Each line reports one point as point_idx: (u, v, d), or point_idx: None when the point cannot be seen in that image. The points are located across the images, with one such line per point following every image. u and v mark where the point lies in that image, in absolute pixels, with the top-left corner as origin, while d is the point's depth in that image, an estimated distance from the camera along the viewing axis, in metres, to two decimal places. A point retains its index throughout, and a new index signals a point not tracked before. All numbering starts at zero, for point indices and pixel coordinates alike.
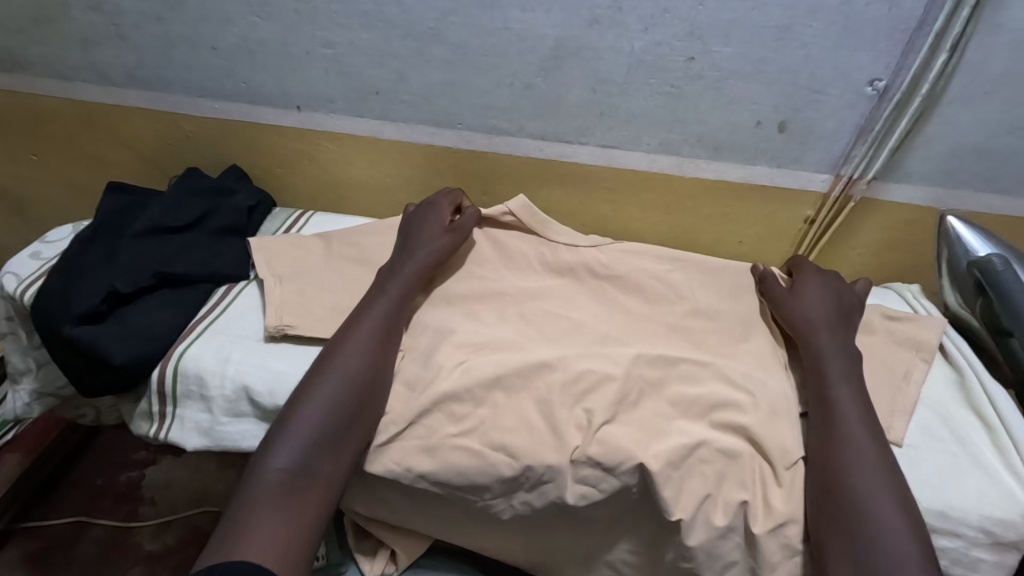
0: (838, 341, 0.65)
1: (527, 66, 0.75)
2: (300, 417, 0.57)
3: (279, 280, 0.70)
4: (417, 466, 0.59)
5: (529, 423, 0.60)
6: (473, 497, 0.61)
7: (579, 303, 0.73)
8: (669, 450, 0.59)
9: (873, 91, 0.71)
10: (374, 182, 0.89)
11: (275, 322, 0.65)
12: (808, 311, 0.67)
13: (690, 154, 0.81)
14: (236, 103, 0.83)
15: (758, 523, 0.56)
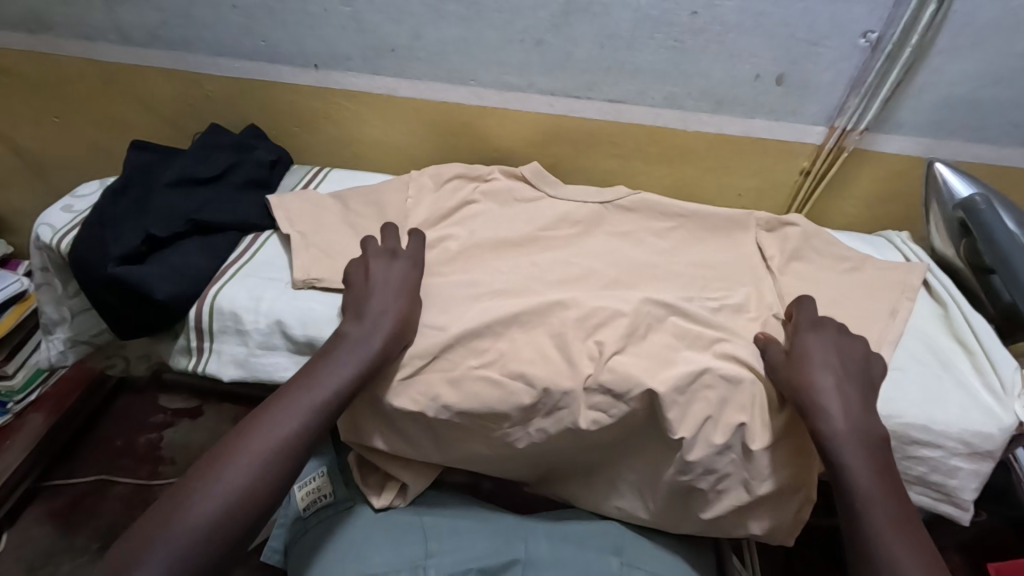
0: (840, 387, 0.59)
1: (538, 21, 0.78)
2: (210, 485, 0.52)
3: (302, 236, 0.72)
4: (441, 394, 0.61)
5: (545, 354, 0.62)
6: (491, 426, 0.61)
7: (590, 248, 0.75)
8: (676, 376, 0.60)
9: (866, 43, 0.74)
10: (388, 139, 0.93)
11: (303, 276, 0.69)
12: (818, 363, 0.60)
13: (692, 107, 0.83)
14: (257, 63, 0.87)
15: (755, 440, 0.60)
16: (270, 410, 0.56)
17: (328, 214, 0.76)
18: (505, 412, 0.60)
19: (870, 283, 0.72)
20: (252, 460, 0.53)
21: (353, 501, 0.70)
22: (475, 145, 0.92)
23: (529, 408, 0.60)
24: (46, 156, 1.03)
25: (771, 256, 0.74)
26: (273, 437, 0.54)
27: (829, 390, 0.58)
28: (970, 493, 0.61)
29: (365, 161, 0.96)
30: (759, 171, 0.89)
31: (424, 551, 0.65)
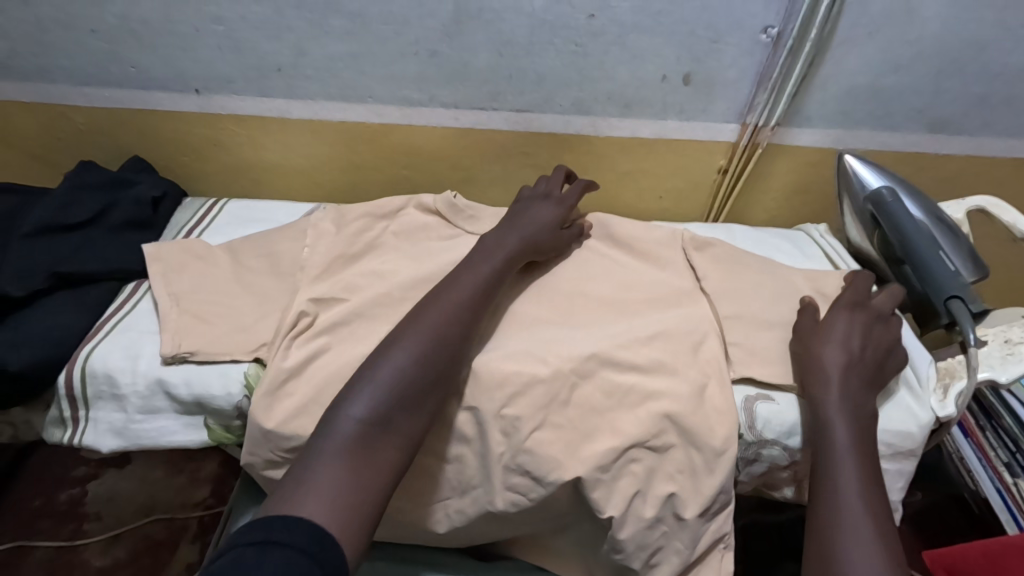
0: (865, 373, 0.58)
1: (430, 32, 0.73)
2: (359, 389, 0.49)
3: (175, 301, 0.65)
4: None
5: (455, 429, 0.59)
6: (407, 506, 0.60)
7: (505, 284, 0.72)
8: (598, 454, 0.57)
9: (767, 38, 0.72)
10: (289, 164, 0.87)
11: (172, 348, 0.61)
12: (827, 351, 0.59)
13: (602, 112, 0.81)
14: (130, 90, 0.80)
15: (688, 508, 0.57)
16: (403, 328, 0.54)
17: (213, 270, 0.69)
18: (419, 487, 0.60)
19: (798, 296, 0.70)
20: (392, 367, 0.50)
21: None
22: (384, 164, 0.87)
23: (444, 485, 0.59)
24: None
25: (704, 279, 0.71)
26: (417, 346, 0.52)
27: (835, 366, 0.58)
28: (898, 493, 0.61)
29: (270, 188, 0.90)
30: (678, 172, 0.87)
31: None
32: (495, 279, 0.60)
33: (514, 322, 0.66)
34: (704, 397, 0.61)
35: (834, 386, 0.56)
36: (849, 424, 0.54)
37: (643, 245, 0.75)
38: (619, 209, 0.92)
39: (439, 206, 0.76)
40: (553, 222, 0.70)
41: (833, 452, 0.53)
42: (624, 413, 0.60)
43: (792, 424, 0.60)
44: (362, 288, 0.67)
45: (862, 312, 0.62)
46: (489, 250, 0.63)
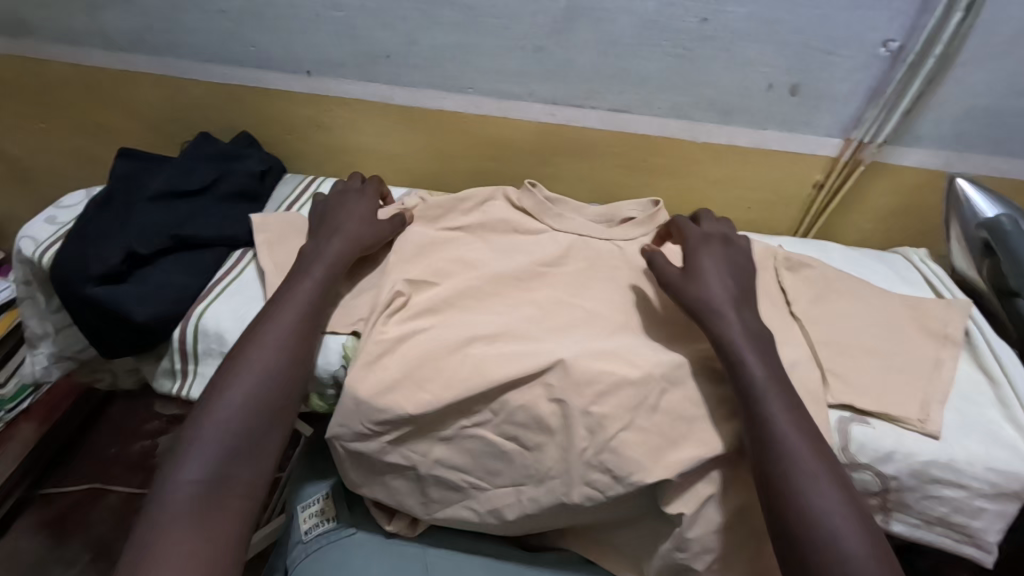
0: (741, 303, 0.62)
1: (538, 28, 0.74)
2: (196, 442, 0.53)
3: (279, 273, 0.69)
4: (434, 451, 0.62)
5: (539, 420, 0.59)
6: (483, 485, 0.62)
7: (592, 283, 0.72)
8: (683, 461, 0.57)
9: (886, 52, 0.70)
10: (383, 148, 0.90)
11: None
12: (712, 289, 0.62)
13: (700, 117, 0.80)
14: (245, 68, 0.84)
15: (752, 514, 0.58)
16: (230, 370, 0.57)
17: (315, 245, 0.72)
18: (497, 469, 0.61)
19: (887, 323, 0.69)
20: (229, 405, 0.55)
21: (355, 528, 0.70)
22: (475, 155, 0.88)
23: (520, 474, 0.60)
24: (32, 161, 1.01)
25: (794, 300, 0.68)
26: (241, 391, 0.55)
27: (723, 299, 0.62)
28: (994, 534, 0.57)
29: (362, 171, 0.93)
30: (771, 184, 0.85)
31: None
32: (320, 293, 0.64)
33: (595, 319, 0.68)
34: (798, 417, 0.57)
35: (729, 316, 0.60)
36: (784, 390, 0.56)
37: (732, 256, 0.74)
38: (704, 217, 0.91)
39: (523, 203, 0.78)
40: (365, 215, 0.72)
41: (767, 409, 0.54)
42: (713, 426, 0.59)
43: (886, 448, 0.58)
44: (453, 275, 0.71)
45: (718, 247, 0.68)
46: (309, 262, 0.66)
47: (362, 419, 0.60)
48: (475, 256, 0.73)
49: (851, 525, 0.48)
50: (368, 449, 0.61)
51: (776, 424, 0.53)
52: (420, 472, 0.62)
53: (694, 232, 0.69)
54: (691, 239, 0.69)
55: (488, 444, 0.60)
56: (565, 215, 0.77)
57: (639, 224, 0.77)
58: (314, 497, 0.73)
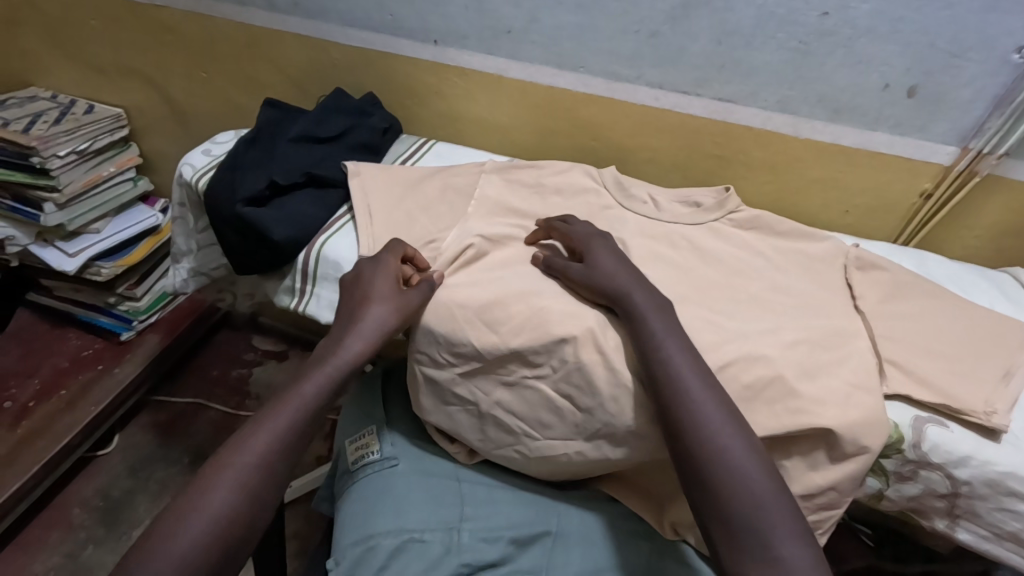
0: (642, 280, 0.68)
1: (656, 13, 0.78)
2: (213, 482, 0.55)
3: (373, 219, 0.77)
4: (497, 393, 0.67)
5: (599, 381, 0.62)
6: (534, 433, 0.66)
7: (672, 264, 0.75)
8: None
9: (1019, 59, 0.68)
10: (491, 119, 0.96)
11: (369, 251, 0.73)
12: (605, 264, 0.69)
13: (807, 113, 0.80)
14: (383, 35, 0.94)
15: (796, 484, 0.59)
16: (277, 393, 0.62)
17: (416, 195, 0.81)
18: (550, 422, 0.65)
19: (983, 335, 0.67)
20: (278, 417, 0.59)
21: (397, 460, 0.75)
22: (577, 133, 0.93)
23: (573, 422, 0.64)
24: (191, 106, 1.17)
25: (861, 297, 0.71)
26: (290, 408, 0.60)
27: (624, 278, 0.67)
28: None
29: (470, 139, 1.00)
30: (873, 189, 0.84)
31: (459, 514, 0.69)
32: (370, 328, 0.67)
33: (672, 291, 0.71)
34: (852, 401, 0.59)
35: (635, 297, 0.65)
36: (666, 327, 0.62)
37: (812, 255, 0.76)
38: (796, 217, 0.90)
39: (603, 178, 0.86)
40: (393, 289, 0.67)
41: (687, 399, 0.57)
42: (765, 411, 0.59)
43: (962, 453, 0.57)
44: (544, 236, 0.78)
45: (609, 243, 0.73)
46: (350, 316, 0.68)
47: (440, 348, 0.67)
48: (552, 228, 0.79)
49: (758, 475, 0.54)
50: (441, 378, 0.68)
51: (703, 410, 0.56)
52: (482, 409, 0.68)
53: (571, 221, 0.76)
54: (576, 233, 0.74)
55: (546, 398, 0.64)
56: (639, 200, 0.83)
57: (708, 209, 0.81)
58: (361, 434, 0.79)
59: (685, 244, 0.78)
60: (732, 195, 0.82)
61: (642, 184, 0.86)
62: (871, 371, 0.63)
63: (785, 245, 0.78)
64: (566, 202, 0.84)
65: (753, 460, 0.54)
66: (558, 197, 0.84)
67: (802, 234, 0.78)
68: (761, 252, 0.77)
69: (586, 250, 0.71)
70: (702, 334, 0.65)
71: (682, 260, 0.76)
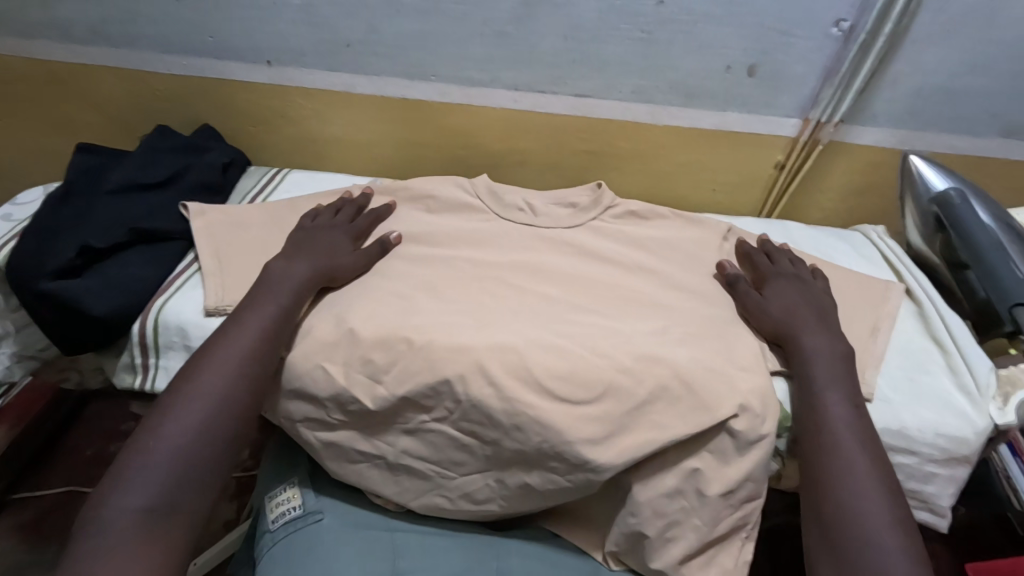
0: (820, 323, 0.65)
1: (499, 13, 0.74)
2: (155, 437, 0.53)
3: (222, 268, 0.69)
4: (401, 441, 0.62)
5: (493, 416, 0.58)
6: (449, 474, 0.62)
7: (556, 275, 0.73)
8: (638, 446, 0.57)
9: (838, 32, 0.72)
10: (349, 137, 0.89)
11: (216, 301, 0.66)
12: (788, 312, 0.66)
13: (662, 101, 0.81)
14: (208, 59, 0.83)
15: (711, 486, 0.58)
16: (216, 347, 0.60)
17: (273, 235, 0.73)
18: (461, 460, 0.61)
19: (848, 295, 0.71)
20: (219, 373, 0.57)
21: (323, 513, 0.67)
22: (443, 143, 0.88)
23: (486, 458, 0.60)
24: None
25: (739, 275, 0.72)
26: (228, 361, 0.58)
27: (801, 321, 0.65)
28: (948, 499, 0.60)
29: (330, 161, 0.93)
30: (734, 165, 0.86)
31: (390, 568, 0.62)
32: (285, 316, 0.63)
33: (560, 302, 0.69)
34: (734, 383, 0.61)
35: (806, 337, 0.63)
36: (830, 375, 0.60)
37: (689, 241, 0.77)
38: (671, 200, 0.91)
39: (476, 188, 0.81)
40: (348, 246, 0.72)
41: (836, 451, 0.55)
42: (670, 412, 0.59)
43: None
44: (422, 262, 0.73)
45: (800, 286, 0.69)
46: (249, 320, 0.62)
47: (329, 409, 0.62)
48: (424, 254, 0.74)
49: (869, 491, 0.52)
50: (339, 439, 0.63)
51: (844, 459, 0.54)
52: (389, 460, 0.63)
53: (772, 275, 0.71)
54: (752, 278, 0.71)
55: (448, 437, 0.61)
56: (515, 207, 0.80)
57: (586, 208, 0.80)
58: (283, 486, 0.71)
59: (568, 248, 0.76)
60: (606, 190, 0.81)
61: (516, 190, 0.82)
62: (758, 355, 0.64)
63: (664, 235, 0.78)
64: (440, 219, 0.79)
65: (892, 531, 0.50)
66: (431, 215, 0.79)
67: (677, 223, 0.79)
68: (642, 243, 0.77)
69: (764, 286, 0.70)
70: (593, 341, 0.64)
71: (566, 265, 0.75)
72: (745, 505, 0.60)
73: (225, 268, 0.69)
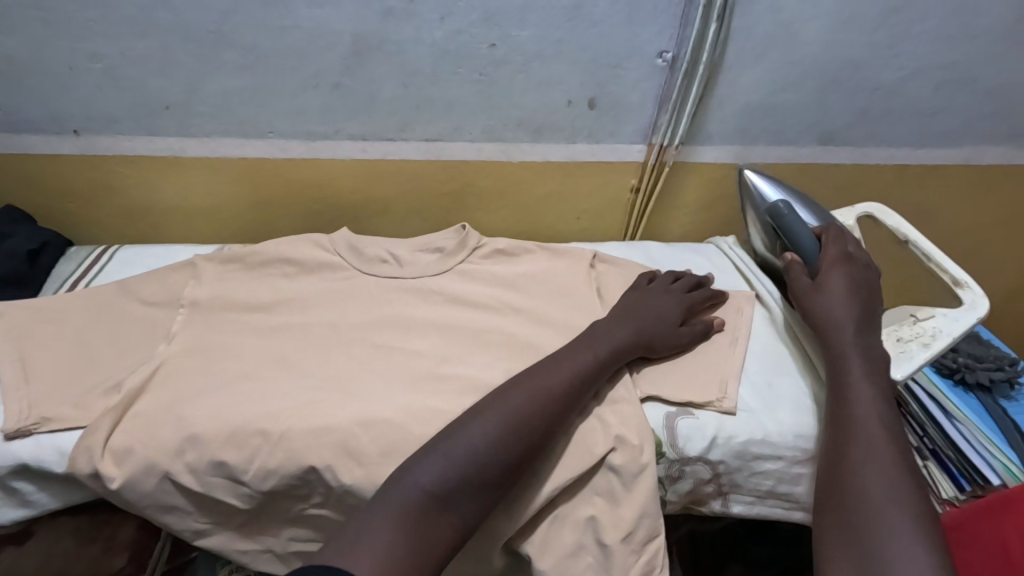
0: (869, 305, 0.63)
1: (329, 64, 0.71)
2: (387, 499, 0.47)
3: (28, 377, 0.60)
4: (287, 530, 0.61)
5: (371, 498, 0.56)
6: None
7: (425, 331, 0.70)
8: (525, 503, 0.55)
9: (663, 62, 0.76)
10: (187, 204, 0.82)
11: (19, 421, 0.57)
12: (833, 278, 0.64)
13: (512, 138, 0.81)
14: (1, 135, 0.73)
15: (609, 533, 0.55)
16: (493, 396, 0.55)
17: (94, 328, 0.65)
18: None
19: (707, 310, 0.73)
20: (479, 428, 0.51)
21: None
22: (295, 199, 0.83)
23: None
24: None
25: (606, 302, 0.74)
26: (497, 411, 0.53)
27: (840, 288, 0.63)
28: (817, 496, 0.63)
29: (172, 231, 0.85)
30: (593, 193, 0.89)
31: None
32: (592, 372, 0.59)
33: (431, 359, 0.67)
34: (605, 420, 0.60)
35: (834, 301, 0.62)
36: (869, 354, 0.59)
37: (557, 274, 0.77)
38: (540, 232, 0.92)
39: (336, 246, 0.76)
40: (674, 318, 0.68)
41: (858, 424, 0.54)
42: (550, 460, 0.57)
43: (709, 435, 0.62)
44: (279, 334, 0.68)
45: (857, 264, 0.65)
46: (559, 364, 0.59)
47: (194, 513, 0.58)
48: (280, 326, 0.68)
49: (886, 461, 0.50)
50: (213, 544, 0.59)
51: (864, 431, 0.53)
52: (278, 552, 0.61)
53: (835, 236, 0.68)
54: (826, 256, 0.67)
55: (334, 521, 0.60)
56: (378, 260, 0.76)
57: (452, 251, 0.78)
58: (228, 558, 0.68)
59: (437, 298, 0.74)
60: (470, 232, 0.80)
61: (378, 241, 0.79)
62: (628, 385, 0.64)
63: (532, 272, 0.77)
64: (298, 284, 0.74)
65: (900, 505, 0.47)
66: (287, 280, 0.74)
67: (544, 258, 0.79)
68: (512, 283, 0.76)
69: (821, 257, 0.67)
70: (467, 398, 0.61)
71: (436, 315, 0.72)
72: (649, 546, 0.56)
73: (36, 377, 0.60)
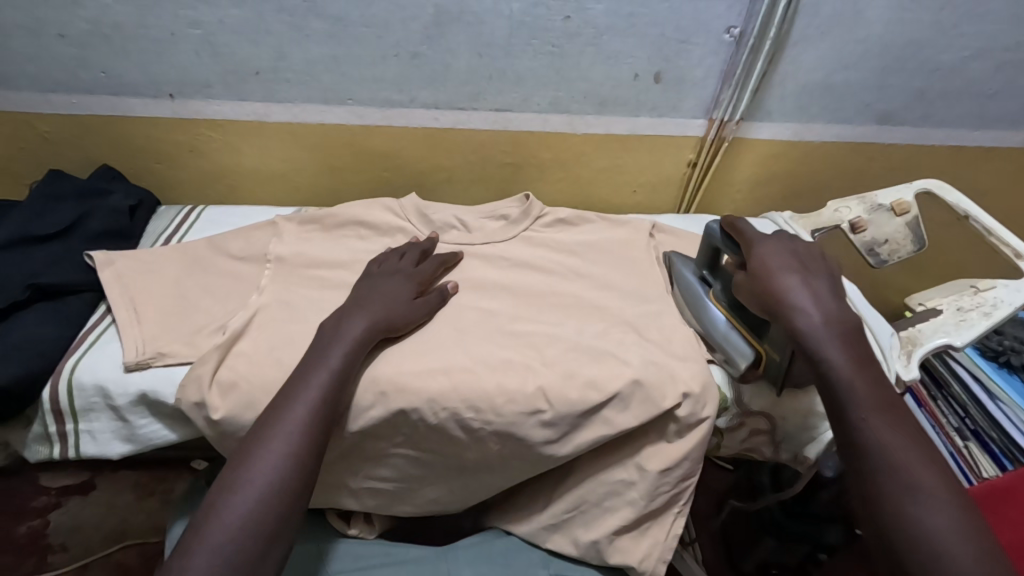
0: (814, 277, 0.58)
1: (411, 34, 0.74)
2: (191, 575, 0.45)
3: (139, 318, 0.65)
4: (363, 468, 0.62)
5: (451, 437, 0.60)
6: (415, 490, 0.64)
7: (495, 292, 0.73)
8: (593, 437, 0.60)
9: (730, 37, 0.78)
10: (266, 168, 0.86)
11: (136, 356, 0.62)
12: (773, 259, 0.59)
13: (578, 111, 0.84)
14: (101, 96, 0.78)
15: (653, 462, 0.61)
16: (249, 441, 0.52)
17: (193, 277, 0.70)
18: (423, 478, 0.63)
19: None
20: (259, 480, 0.49)
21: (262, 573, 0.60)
22: (366, 166, 0.87)
23: (448, 471, 0.63)
24: None
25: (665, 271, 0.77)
26: (273, 452, 0.51)
27: (788, 273, 0.58)
28: None
29: (249, 193, 0.89)
30: (650, 167, 0.91)
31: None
32: (342, 380, 0.56)
33: (503, 316, 0.70)
34: (674, 374, 0.63)
35: (793, 283, 0.57)
36: (839, 329, 0.54)
37: (618, 241, 0.80)
38: (595, 203, 0.95)
39: (405, 209, 0.80)
40: (408, 293, 0.67)
41: (854, 421, 0.49)
42: (620, 409, 0.61)
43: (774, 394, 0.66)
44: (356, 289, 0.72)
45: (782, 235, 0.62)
46: (290, 395, 0.54)
47: None
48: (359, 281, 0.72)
49: (900, 457, 0.47)
50: None
51: (867, 428, 0.49)
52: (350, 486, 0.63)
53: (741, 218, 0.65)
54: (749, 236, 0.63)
55: (410, 460, 0.62)
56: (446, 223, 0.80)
57: (517, 220, 0.81)
58: None
59: (504, 262, 0.77)
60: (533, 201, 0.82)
61: (446, 208, 0.82)
62: (694, 344, 0.67)
63: (593, 239, 0.80)
64: (372, 245, 0.77)
65: (935, 507, 0.45)
66: (361, 241, 0.78)
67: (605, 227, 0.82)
68: (577, 249, 0.79)
69: (755, 245, 0.61)
70: (540, 350, 0.65)
71: (504, 276, 0.76)
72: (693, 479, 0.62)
73: (145, 318, 0.65)
